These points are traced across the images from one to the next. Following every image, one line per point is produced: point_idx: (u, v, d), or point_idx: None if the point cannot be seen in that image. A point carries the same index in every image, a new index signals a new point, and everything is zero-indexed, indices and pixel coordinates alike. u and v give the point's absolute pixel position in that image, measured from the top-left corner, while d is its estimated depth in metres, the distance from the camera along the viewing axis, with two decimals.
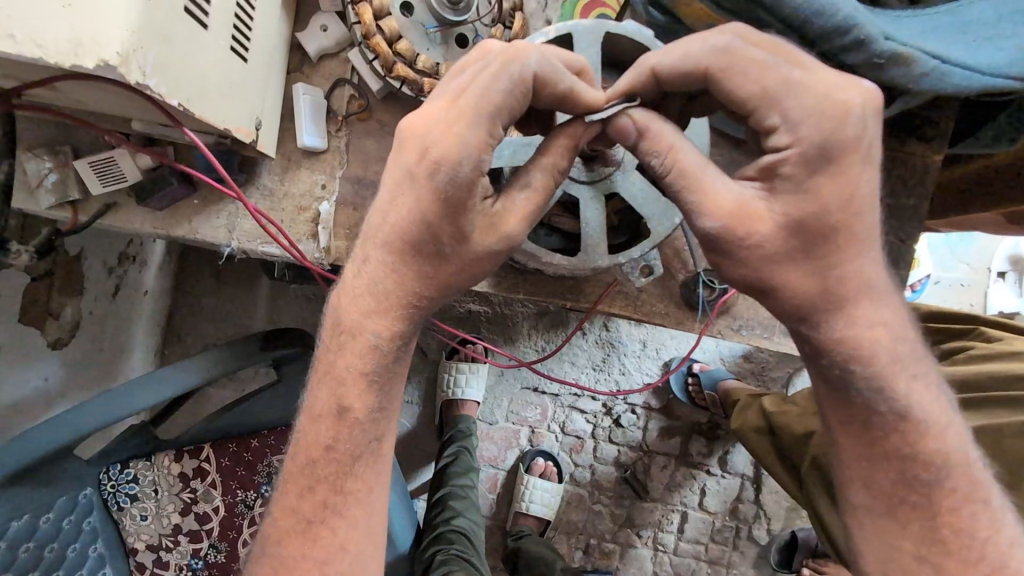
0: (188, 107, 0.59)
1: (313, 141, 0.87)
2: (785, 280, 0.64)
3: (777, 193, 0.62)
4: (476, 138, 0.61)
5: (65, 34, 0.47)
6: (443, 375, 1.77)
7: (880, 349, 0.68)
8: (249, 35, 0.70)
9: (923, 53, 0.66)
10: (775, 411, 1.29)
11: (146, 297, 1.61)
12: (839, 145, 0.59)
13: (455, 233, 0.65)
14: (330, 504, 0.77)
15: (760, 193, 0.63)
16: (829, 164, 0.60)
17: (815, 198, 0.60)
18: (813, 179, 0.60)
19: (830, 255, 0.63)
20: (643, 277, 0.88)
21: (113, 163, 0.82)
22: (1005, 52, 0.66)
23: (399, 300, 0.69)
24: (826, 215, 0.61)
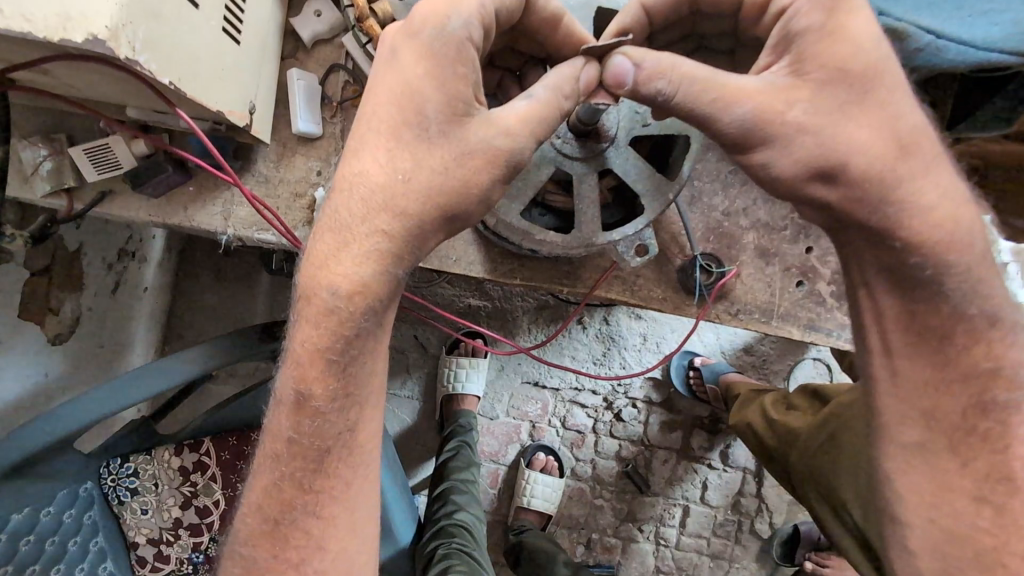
0: (179, 87, 0.58)
1: (308, 127, 0.86)
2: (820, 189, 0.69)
3: (801, 53, 0.65)
4: (469, 6, 0.64)
5: (54, 10, 0.47)
6: (444, 369, 1.78)
7: (938, 209, 0.68)
8: (241, 17, 0.70)
9: (917, 28, 0.66)
10: (779, 418, 1.26)
11: (146, 293, 1.61)
12: None
13: (443, 108, 0.65)
14: (302, 506, 0.76)
15: (786, 72, 0.66)
16: (835, 21, 0.64)
17: (845, 39, 0.64)
18: (830, 21, 0.64)
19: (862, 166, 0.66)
20: (638, 257, 0.86)
21: (108, 150, 0.82)
22: (1000, 26, 0.65)
23: (376, 227, 0.67)
24: (858, 60, 0.64)
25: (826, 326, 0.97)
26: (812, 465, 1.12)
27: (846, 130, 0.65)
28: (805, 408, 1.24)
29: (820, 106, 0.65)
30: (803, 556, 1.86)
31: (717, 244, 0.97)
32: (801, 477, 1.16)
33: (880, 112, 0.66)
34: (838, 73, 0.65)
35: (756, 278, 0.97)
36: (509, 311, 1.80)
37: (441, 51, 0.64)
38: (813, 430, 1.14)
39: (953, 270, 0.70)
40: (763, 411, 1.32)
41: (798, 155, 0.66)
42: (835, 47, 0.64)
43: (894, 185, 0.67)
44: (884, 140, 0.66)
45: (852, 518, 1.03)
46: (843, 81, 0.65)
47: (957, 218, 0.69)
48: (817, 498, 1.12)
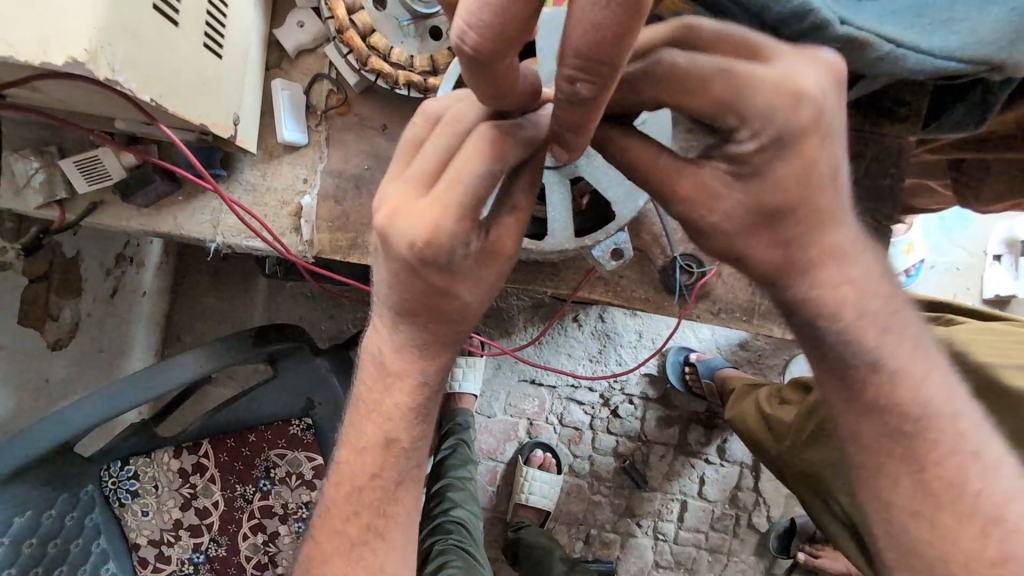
0: (161, 102, 0.60)
1: (293, 136, 0.88)
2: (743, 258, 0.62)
3: (740, 177, 0.55)
4: (458, 235, 0.57)
5: (33, 32, 0.48)
6: (441, 369, 1.80)
7: (844, 304, 0.61)
8: (223, 30, 0.71)
9: (879, 37, 0.61)
10: (773, 412, 1.27)
11: (145, 298, 1.65)
12: (800, 126, 0.52)
13: (473, 286, 0.63)
14: (372, 527, 0.80)
15: (726, 176, 0.56)
16: (797, 141, 0.52)
17: (776, 184, 0.54)
18: (775, 161, 0.53)
19: (789, 271, 0.59)
20: (613, 261, 0.88)
21: (98, 162, 0.84)
22: (958, 35, 0.62)
23: (436, 346, 0.68)
24: (783, 195, 0.54)
25: None
26: (806, 458, 1.13)
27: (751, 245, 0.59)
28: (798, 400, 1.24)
29: (734, 216, 0.57)
30: (798, 547, 1.89)
31: None
32: (795, 471, 1.17)
33: (811, 226, 0.57)
34: (771, 211, 0.55)
35: (738, 276, 0.98)
36: (503, 311, 1.82)
37: (452, 270, 0.59)
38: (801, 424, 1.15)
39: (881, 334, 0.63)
40: (759, 408, 1.33)
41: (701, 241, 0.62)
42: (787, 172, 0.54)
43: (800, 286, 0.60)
44: (808, 248, 0.58)
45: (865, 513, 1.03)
46: (775, 203, 0.55)
47: (877, 309, 0.62)
48: (814, 490, 1.13)
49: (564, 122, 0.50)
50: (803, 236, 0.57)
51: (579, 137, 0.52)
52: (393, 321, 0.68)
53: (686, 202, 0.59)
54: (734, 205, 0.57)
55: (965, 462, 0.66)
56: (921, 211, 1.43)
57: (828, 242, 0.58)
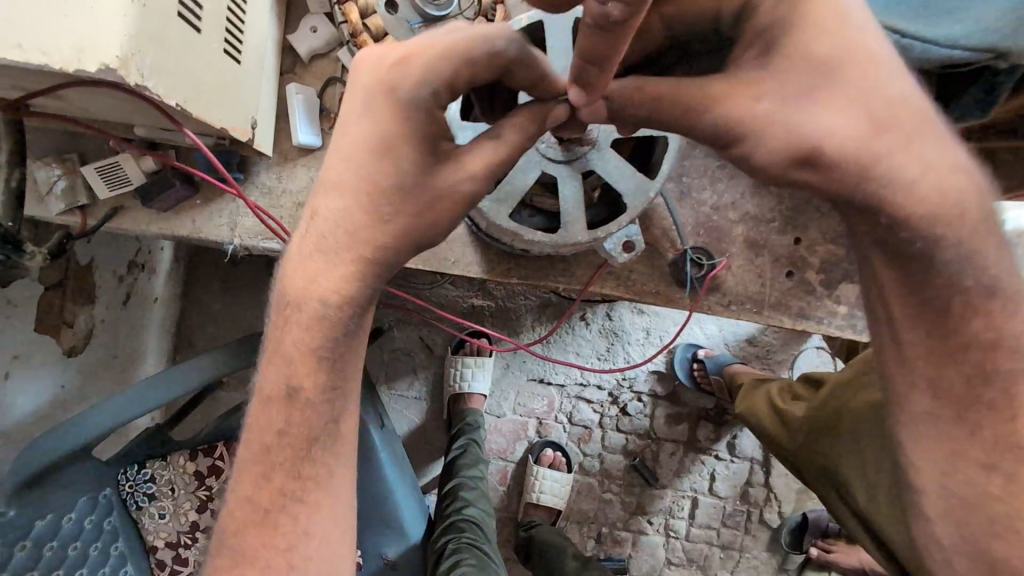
0: (186, 107, 0.62)
1: (307, 139, 0.89)
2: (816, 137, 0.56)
3: (771, 51, 0.57)
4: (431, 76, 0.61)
5: (69, 42, 0.50)
6: (450, 369, 1.81)
7: (928, 182, 0.58)
8: (242, 37, 0.73)
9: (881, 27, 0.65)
10: (783, 407, 1.28)
11: (157, 303, 1.67)
12: None
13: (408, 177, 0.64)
14: (288, 492, 0.75)
15: (755, 58, 0.58)
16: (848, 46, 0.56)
17: (804, 46, 0.56)
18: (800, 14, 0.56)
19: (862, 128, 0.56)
20: (624, 254, 0.89)
21: (119, 168, 0.86)
22: (962, 24, 0.63)
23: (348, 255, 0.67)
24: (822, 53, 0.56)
25: (817, 314, 0.99)
26: (817, 448, 1.15)
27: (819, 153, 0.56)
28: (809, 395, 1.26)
29: (784, 86, 0.56)
30: (811, 542, 1.90)
31: (707, 237, 0.99)
32: (806, 462, 1.18)
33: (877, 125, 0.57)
34: (818, 65, 0.56)
35: (746, 269, 0.99)
36: (511, 310, 1.83)
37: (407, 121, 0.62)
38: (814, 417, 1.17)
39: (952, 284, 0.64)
40: (770, 403, 1.34)
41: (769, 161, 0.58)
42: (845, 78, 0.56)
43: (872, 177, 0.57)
44: (872, 107, 0.56)
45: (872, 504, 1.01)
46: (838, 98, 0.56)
47: (958, 193, 0.59)
48: (828, 481, 1.14)
49: (590, 53, 0.47)
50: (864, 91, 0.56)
51: (601, 72, 0.49)
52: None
53: (723, 99, 0.57)
54: (774, 83, 0.56)
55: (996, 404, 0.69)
56: None
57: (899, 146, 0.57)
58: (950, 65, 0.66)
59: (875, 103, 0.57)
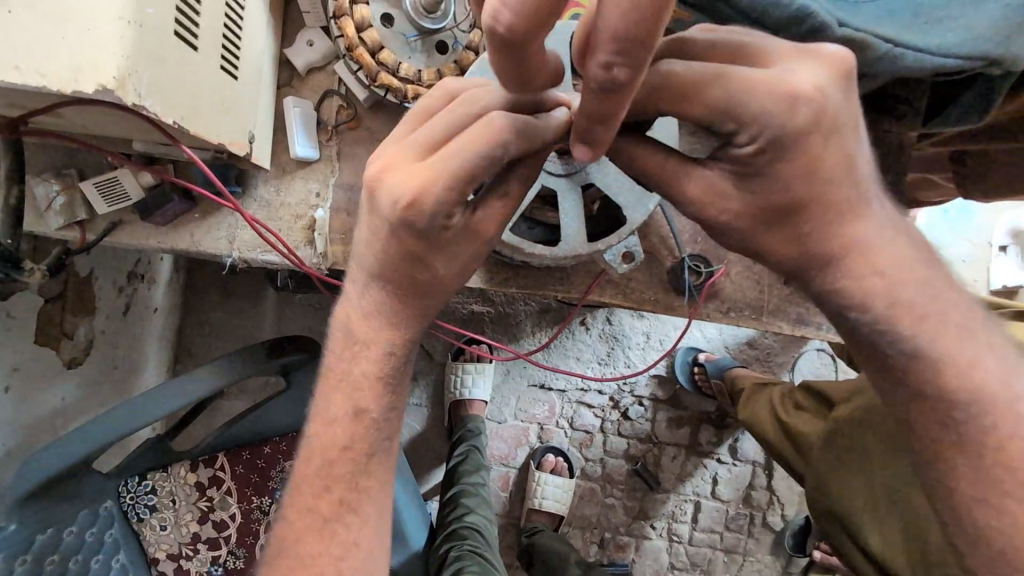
0: (183, 125, 0.62)
1: (305, 151, 0.90)
2: (764, 246, 0.59)
3: (747, 178, 0.56)
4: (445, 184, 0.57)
5: (66, 63, 0.50)
6: (450, 376, 1.81)
7: (874, 294, 0.60)
8: (239, 52, 0.73)
9: (876, 38, 0.62)
10: (788, 421, 1.26)
11: (157, 314, 1.68)
12: (797, 132, 0.52)
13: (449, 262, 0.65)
14: (316, 507, 0.78)
15: (728, 175, 0.57)
16: (791, 116, 0.51)
17: (786, 187, 0.54)
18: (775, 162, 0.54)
19: (798, 226, 0.57)
20: (624, 264, 0.89)
21: (117, 183, 0.86)
22: (955, 32, 0.62)
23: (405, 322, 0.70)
24: (792, 189, 0.54)
25: (816, 319, 1.00)
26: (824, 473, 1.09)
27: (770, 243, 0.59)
28: (812, 408, 1.24)
29: (744, 214, 0.57)
30: (814, 545, 1.89)
31: (706, 244, 0.99)
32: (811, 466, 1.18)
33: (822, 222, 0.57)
34: (773, 206, 0.56)
35: (745, 275, 0.99)
36: (510, 317, 1.84)
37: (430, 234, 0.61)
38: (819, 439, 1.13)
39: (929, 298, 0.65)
40: (772, 410, 1.34)
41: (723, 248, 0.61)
42: (795, 165, 0.53)
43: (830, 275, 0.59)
44: (820, 240, 0.58)
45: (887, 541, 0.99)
46: (781, 200, 0.55)
47: (912, 296, 0.61)
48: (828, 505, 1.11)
49: (587, 112, 0.50)
50: (808, 229, 0.57)
51: (607, 131, 0.52)
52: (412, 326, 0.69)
53: (697, 203, 0.59)
54: (743, 205, 0.57)
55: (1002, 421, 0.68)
56: (925, 203, 1.44)
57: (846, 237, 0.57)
58: (944, 74, 0.65)
59: (825, 231, 0.57)
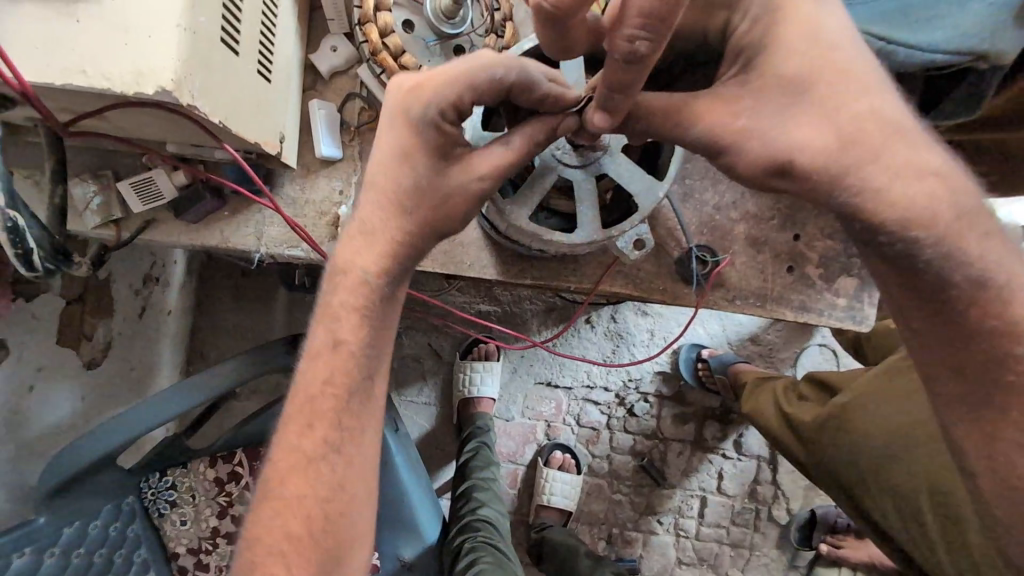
0: (226, 125, 0.67)
1: (330, 151, 0.95)
2: (798, 140, 0.58)
3: (751, 73, 0.60)
4: (459, 79, 0.64)
5: (129, 69, 0.55)
6: (458, 374, 1.84)
7: (934, 200, 0.58)
8: (272, 57, 0.78)
9: (870, 36, 0.69)
10: (791, 409, 1.31)
11: (169, 316, 1.69)
12: (783, 7, 0.59)
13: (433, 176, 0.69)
14: None
15: (735, 82, 0.61)
16: (788, 10, 0.59)
17: (788, 66, 0.59)
18: (773, 35, 0.60)
19: (817, 103, 0.58)
20: (635, 251, 0.94)
21: (152, 183, 0.90)
22: (944, 31, 0.67)
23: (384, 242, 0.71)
24: (801, 76, 0.58)
25: (817, 307, 1.04)
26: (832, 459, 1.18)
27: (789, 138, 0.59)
28: (816, 399, 1.30)
29: (761, 106, 0.59)
30: (819, 538, 1.93)
31: (710, 236, 1.04)
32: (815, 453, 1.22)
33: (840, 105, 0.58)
34: (788, 83, 0.58)
35: (749, 265, 1.04)
36: (518, 315, 1.88)
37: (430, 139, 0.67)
38: (825, 425, 1.20)
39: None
40: (775, 401, 1.37)
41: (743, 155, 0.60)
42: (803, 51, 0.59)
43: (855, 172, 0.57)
44: (856, 126, 0.57)
45: (892, 520, 1.11)
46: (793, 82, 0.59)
47: (963, 205, 0.60)
48: (834, 485, 1.20)
49: (611, 83, 0.55)
50: (838, 106, 0.58)
51: (627, 99, 0.57)
52: None
53: (704, 113, 0.61)
54: (755, 100, 0.59)
55: None
56: None
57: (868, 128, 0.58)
58: (934, 69, 0.70)
59: (846, 120, 0.57)
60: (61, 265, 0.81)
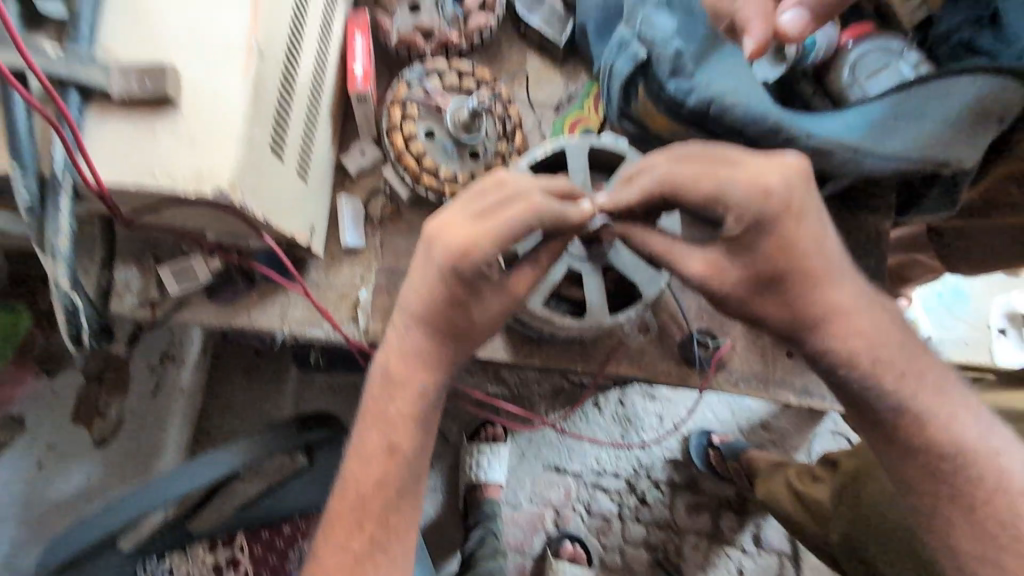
0: (268, 219, 0.75)
1: (353, 241, 1.03)
2: (763, 311, 0.74)
3: (734, 252, 0.72)
4: (506, 235, 0.71)
5: (191, 172, 0.64)
6: (466, 458, 1.81)
7: (857, 354, 0.73)
8: (310, 162, 0.88)
9: (843, 146, 0.77)
10: (807, 491, 1.28)
11: (185, 397, 1.54)
12: (771, 216, 0.68)
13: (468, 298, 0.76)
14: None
15: (724, 251, 0.73)
16: (781, 222, 0.68)
17: (766, 258, 0.70)
18: (759, 241, 0.70)
19: (789, 288, 0.71)
20: (640, 334, 1.06)
21: (190, 268, 0.97)
22: (904, 140, 0.76)
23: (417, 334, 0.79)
24: (781, 263, 0.70)
25: (820, 390, 1.06)
26: (847, 531, 1.15)
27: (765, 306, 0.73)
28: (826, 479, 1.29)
29: (740, 284, 0.72)
30: None
31: (710, 320, 1.08)
32: (837, 541, 1.18)
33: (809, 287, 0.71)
34: (767, 273, 0.71)
35: (748, 349, 1.07)
36: (525, 397, 1.89)
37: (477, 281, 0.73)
38: (840, 499, 1.17)
39: (897, 379, 0.74)
40: (790, 488, 1.35)
41: (721, 308, 0.76)
42: (773, 244, 0.69)
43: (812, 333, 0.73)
44: (813, 302, 0.72)
45: None
46: (770, 272, 0.71)
47: (891, 354, 0.74)
48: (851, 555, 1.16)
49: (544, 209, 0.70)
50: (806, 289, 0.71)
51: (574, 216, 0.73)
52: None
53: (701, 276, 0.74)
54: (738, 277, 0.73)
55: (982, 485, 0.74)
56: (914, 282, 1.56)
57: (829, 298, 0.72)
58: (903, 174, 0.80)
59: (810, 303, 0.72)
60: (103, 341, 0.85)
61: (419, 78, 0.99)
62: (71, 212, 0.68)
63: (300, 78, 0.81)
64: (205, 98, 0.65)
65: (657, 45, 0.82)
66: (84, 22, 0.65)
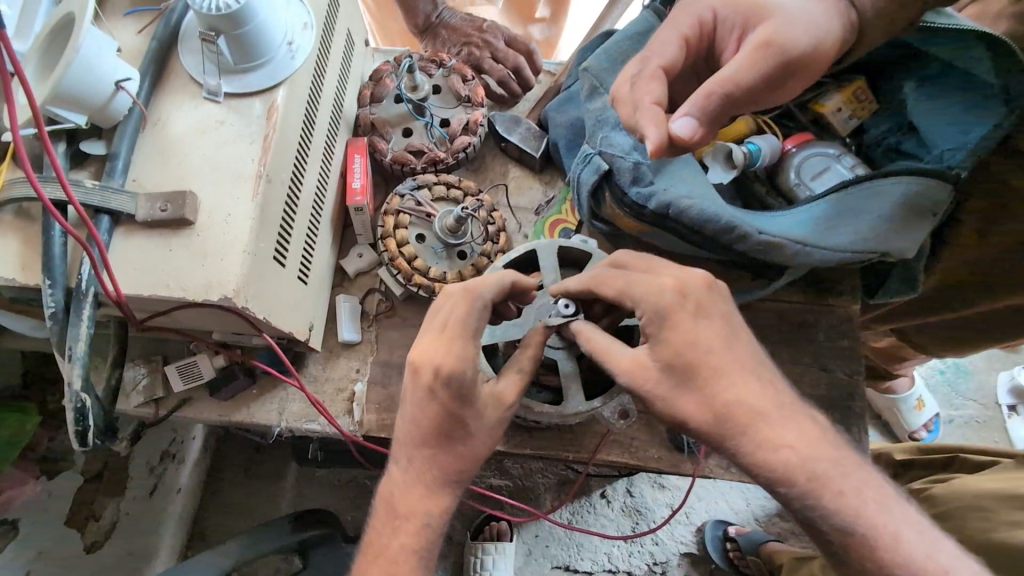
0: (269, 320, 0.82)
1: (350, 336, 1.09)
2: (681, 411, 0.73)
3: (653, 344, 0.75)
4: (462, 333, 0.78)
5: (202, 285, 0.72)
6: (470, 558, 1.73)
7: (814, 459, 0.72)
8: (310, 266, 0.97)
9: (788, 241, 0.87)
10: None
11: (179, 495, 1.61)
12: (667, 312, 0.74)
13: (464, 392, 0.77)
14: None
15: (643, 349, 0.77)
16: (672, 318, 0.74)
17: (668, 348, 0.73)
18: (662, 333, 0.74)
19: (696, 386, 0.72)
20: (620, 421, 1.00)
21: (194, 365, 1.02)
22: (842, 236, 0.87)
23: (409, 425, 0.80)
24: (681, 358, 0.73)
25: None
26: None
27: (679, 407, 0.73)
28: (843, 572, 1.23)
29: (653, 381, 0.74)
30: None
31: None
32: None
33: (718, 387, 0.72)
34: (668, 368, 0.73)
35: None
36: (530, 489, 1.85)
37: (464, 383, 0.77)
38: None
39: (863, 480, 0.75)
40: None
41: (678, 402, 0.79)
42: (671, 339, 0.73)
43: (736, 439, 0.71)
44: (734, 407, 0.72)
45: None
46: (677, 367, 0.73)
47: (826, 470, 0.71)
48: None
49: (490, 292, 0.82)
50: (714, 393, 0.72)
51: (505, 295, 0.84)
52: (439, 490, 0.79)
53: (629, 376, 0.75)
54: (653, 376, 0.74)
55: None
56: (906, 361, 1.59)
57: (741, 400, 0.72)
58: (850, 263, 0.90)
59: (717, 403, 0.72)
60: (107, 441, 0.88)
61: (411, 190, 1.10)
62: (90, 320, 0.75)
63: (303, 195, 0.91)
64: (216, 221, 0.75)
65: (615, 159, 0.94)
66: (121, 160, 0.77)
